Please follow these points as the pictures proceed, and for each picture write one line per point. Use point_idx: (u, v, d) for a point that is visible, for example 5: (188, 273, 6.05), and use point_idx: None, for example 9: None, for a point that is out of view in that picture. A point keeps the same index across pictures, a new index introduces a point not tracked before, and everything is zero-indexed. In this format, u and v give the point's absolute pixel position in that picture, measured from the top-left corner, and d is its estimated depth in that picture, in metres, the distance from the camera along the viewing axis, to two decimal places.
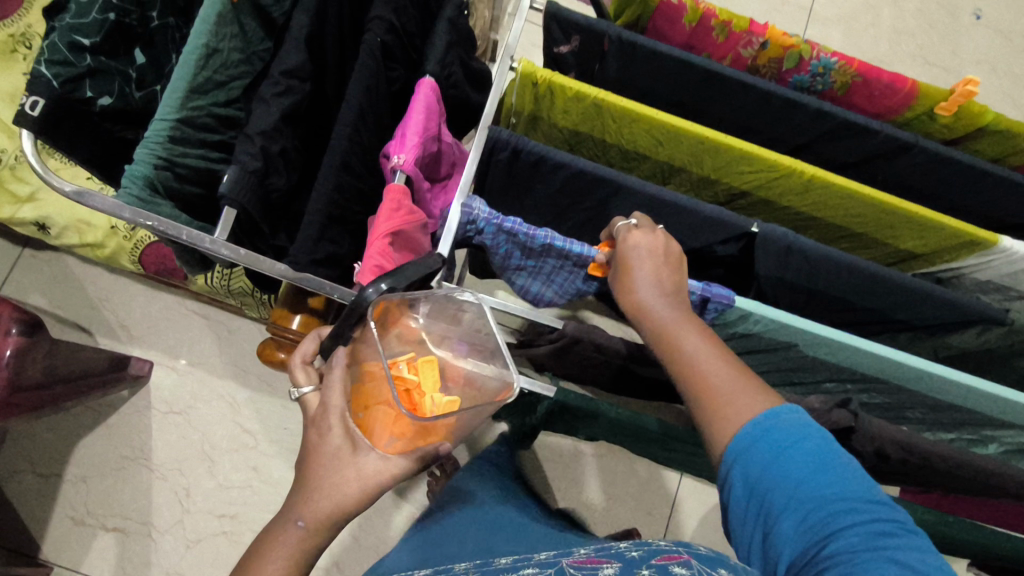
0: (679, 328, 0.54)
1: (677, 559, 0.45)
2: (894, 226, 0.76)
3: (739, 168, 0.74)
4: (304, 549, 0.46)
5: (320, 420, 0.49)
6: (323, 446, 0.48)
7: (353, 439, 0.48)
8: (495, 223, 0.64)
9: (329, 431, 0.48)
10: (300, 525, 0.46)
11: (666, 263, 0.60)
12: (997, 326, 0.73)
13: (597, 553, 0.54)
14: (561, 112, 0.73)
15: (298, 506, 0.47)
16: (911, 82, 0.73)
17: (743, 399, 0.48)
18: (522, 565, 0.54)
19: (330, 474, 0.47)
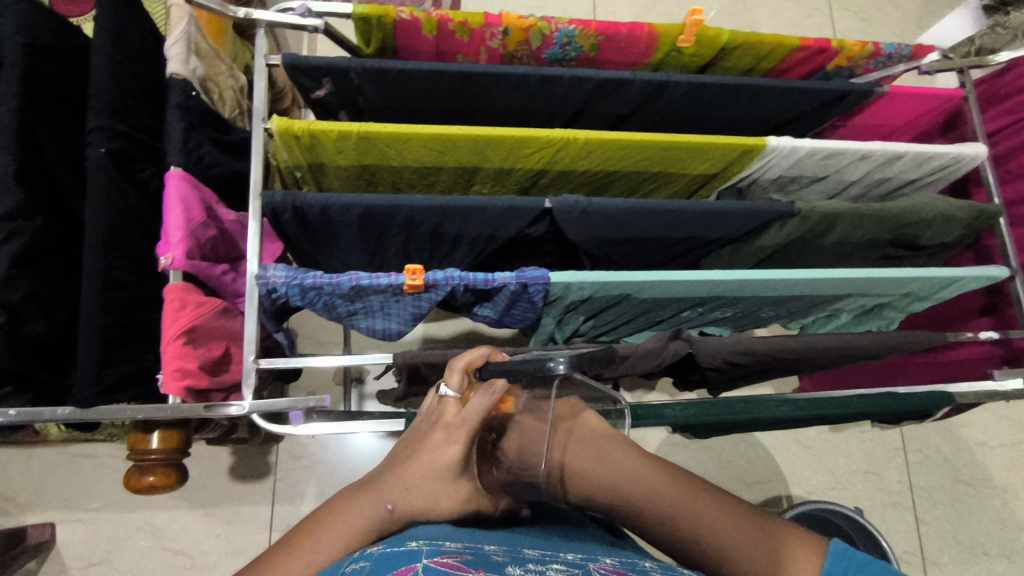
0: (683, 511, 0.50)
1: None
2: (680, 159, 0.81)
3: (521, 152, 0.77)
4: (374, 531, 0.46)
5: (452, 428, 0.53)
6: (435, 460, 0.51)
7: (466, 463, 0.52)
8: (295, 283, 0.64)
9: (452, 442, 0.52)
10: (387, 508, 0.47)
11: (617, 444, 0.56)
12: (789, 218, 0.79)
13: (624, 566, 0.49)
14: (335, 153, 0.73)
15: (392, 491, 0.48)
16: (646, 27, 0.78)
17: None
18: (549, 559, 0.49)
19: (436, 480, 0.50)
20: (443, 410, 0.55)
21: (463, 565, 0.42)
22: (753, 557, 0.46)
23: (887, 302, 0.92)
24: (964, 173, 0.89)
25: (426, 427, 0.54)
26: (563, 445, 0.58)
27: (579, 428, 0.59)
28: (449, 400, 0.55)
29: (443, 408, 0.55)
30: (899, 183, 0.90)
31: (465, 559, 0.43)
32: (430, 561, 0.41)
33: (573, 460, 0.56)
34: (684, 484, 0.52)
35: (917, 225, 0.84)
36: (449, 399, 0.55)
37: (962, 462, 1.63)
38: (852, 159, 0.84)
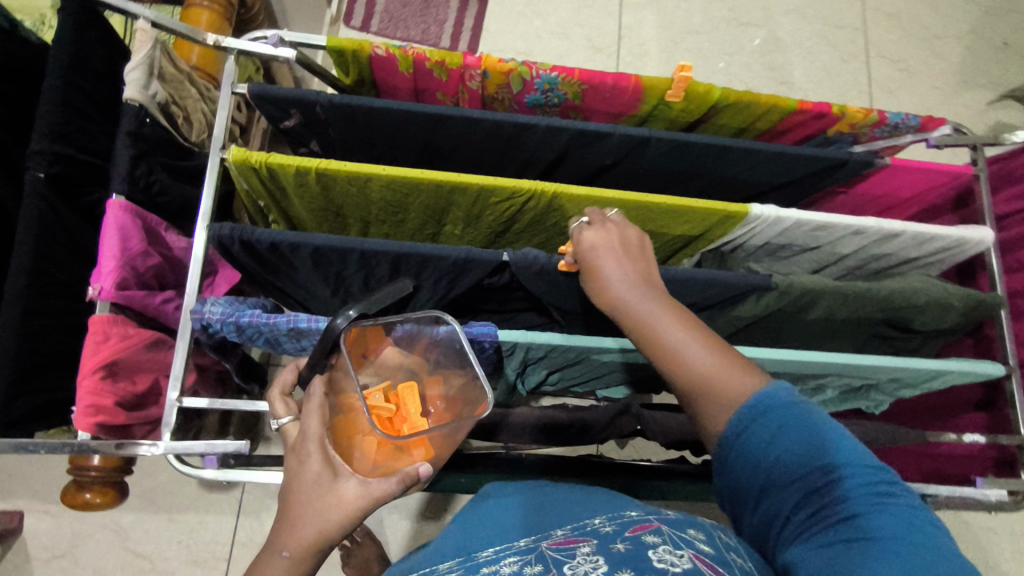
0: (657, 316, 0.60)
1: (649, 531, 0.50)
2: (657, 219, 0.77)
3: (488, 199, 0.74)
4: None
5: (300, 448, 0.57)
6: (303, 481, 0.55)
7: (331, 465, 0.55)
8: (231, 321, 0.62)
9: (308, 459, 0.56)
10: (287, 552, 0.53)
11: (645, 268, 0.65)
12: (765, 291, 0.75)
13: (574, 532, 0.53)
14: (295, 186, 0.71)
15: (285, 538, 0.53)
16: (632, 79, 0.75)
17: (713, 362, 0.56)
18: (502, 554, 0.53)
19: (315, 499, 0.54)
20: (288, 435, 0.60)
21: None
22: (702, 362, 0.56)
23: (874, 385, 0.86)
24: (967, 257, 0.83)
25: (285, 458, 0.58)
26: (605, 243, 0.66)
27: (622, 231, 0.68)
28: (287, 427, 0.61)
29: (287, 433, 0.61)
30: (897, 260, 0.84)
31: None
32: None
33: (614, 271, 0.64)
34: (662, 300, 0.62)
35: (908, 309, 0.78)
36: (288, 427, 0.61)
37: (967, 548, 1.53)
38: (842, 233, 0.79)
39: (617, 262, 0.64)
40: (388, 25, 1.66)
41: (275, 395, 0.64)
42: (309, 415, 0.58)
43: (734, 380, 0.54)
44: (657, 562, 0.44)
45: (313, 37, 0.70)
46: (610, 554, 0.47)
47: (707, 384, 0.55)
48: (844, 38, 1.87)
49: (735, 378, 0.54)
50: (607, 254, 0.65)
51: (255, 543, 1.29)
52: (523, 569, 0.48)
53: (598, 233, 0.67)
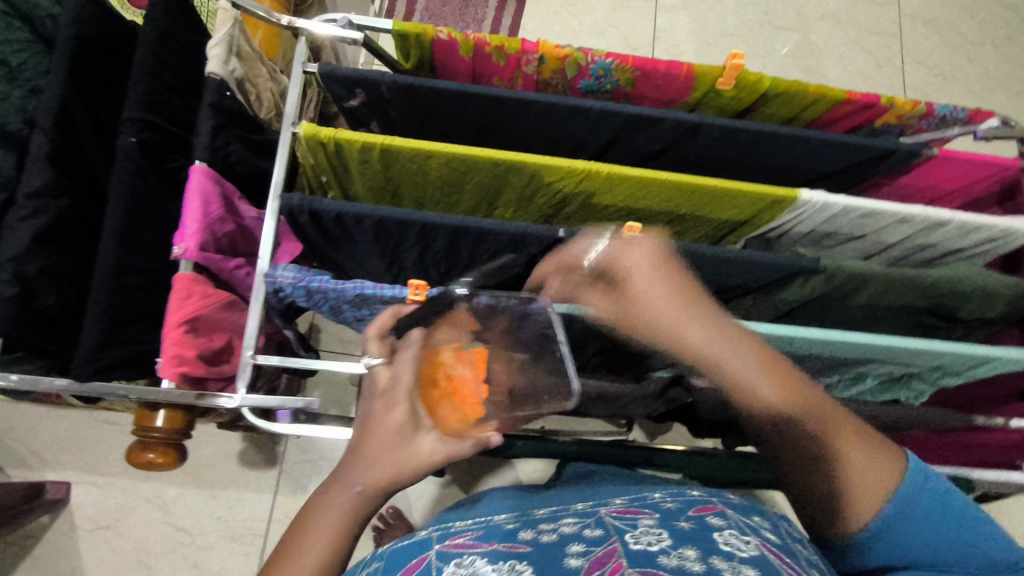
0: (728, 355, 0.56)
1: (712, 513, 0.53)
2: (706, 203, 0.79)
3: (542, 179, 0.76)
4: (354, 514, 0.53)
5: (390, 396, 0.57)
6: (385, 430, 0.55)
7: (414, 419, 0.56)
8: (301, 286, 0.65)
9: (394, 406, 0.56)
10: (357, 490, 0.53)
11: (695, 294, 0.60)
12: (812, 275, 0.76)
13: (634, 503, 0.58)
14: (359, 162, 0.74)
15: (356, 475, 0.53)
16: (685, 67, 0.78)
17: (811, 398, 0.55)
18: (560, 514, 0.59)
19: (392, 448, 0.55)
20: (376, 377, 0.60)
21: (472, 541, 0.52)
22: (850, 467, 0.52)
23: (918, 373, 0.87)
24: (1013, 248, 0.84)
25: (368, 401, 0.59)
26: (644, 252, 0.63)
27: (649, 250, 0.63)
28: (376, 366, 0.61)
29: (376, 375, 0.60)
30: (942, 250, 0.85)
31: (473, 536, 0.54)
32: (441, 548, 0.51)
33: (661, 298, 0.60)
34: (695, 298, 0.60)
35: (955, 297, 0.79)
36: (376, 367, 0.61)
37: None
38: (889, 221, 0.80)
39: (661, 292, 0.60)
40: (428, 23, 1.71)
41: (372, 337, 0.65)
42: (404, 364, 0.59)
43: (867, 469, 0.51)
44: (723, 544, 0.46)
45: (379, 20, 0.74)
46: (673, 529, 0.48)
47: (846, 487, 0.51)
48: (879, 43, 1.88)
49: (866, 458, 0.52)
50: (646, 286, 0.61)
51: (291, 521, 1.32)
52: (585, 531, 0.51)
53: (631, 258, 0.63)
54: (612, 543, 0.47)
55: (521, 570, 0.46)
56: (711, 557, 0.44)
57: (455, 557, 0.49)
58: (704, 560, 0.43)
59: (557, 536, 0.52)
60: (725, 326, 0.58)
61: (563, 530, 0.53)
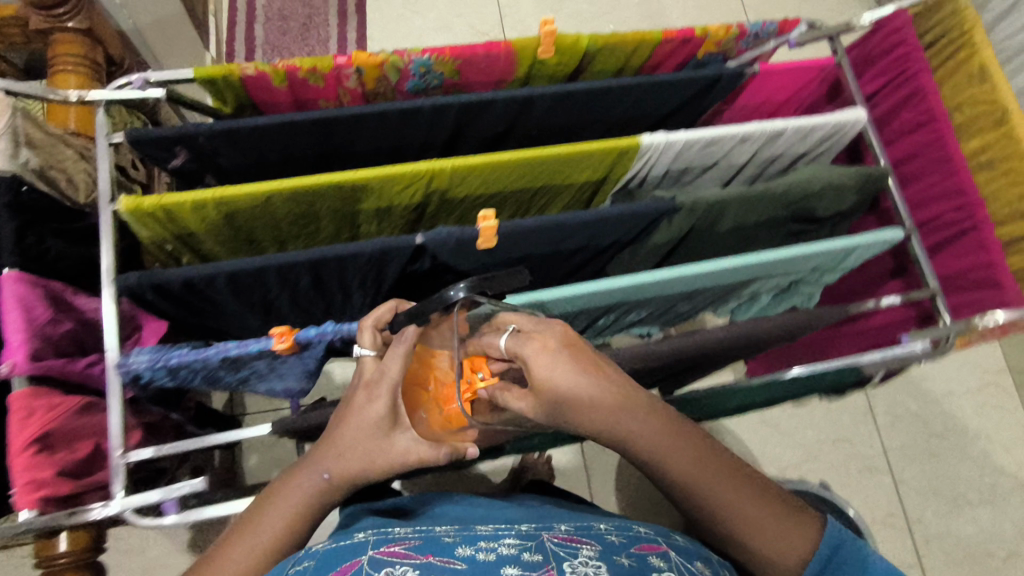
0: (635, 427, 0.53)
1: (654, 552, 0.55)
2: (559, 171, 0.80)
3: (391, 190, 0.75)
4: (313, 498, 0.61)
5: (372, 387, 0.61)
6: (361, 422, 0.60)
7: (391, 416, 0.60)
8: (161, 365, 0.62)
9: (375, 399, 0.60)
10: (325, 477, 0.60)
11: (630, 406, 0.53)
12: (673, 214, 0.78)
13: (579, 531, 0.57)
14: (199, 221, 0.71)
15: (327, 463, 0.60)
16: (502, 44, 0.77)
17: (718, 490, 0.57)
18: (502, 532, 0.55)
19: (366, 439, 0.60)
20: (363, 369, 0.63)
21: (408, 551, 0.51)
22: (771, 545, 0.57)
23: (799, 278, 0.91)
24: (848, 142, 0.89)
25: (352, 388, 0.63)
26: (547, 347, 0.52)
27: (553, 341, 0.53)
28: (364, 360, 0.63)
29: (362, 368, 0.63)
30: (789, 158, 0.89)
31: (410, 545, 0.52)
32: (375, 553, 0.50)
33: (576, 391, 0.51)
34: (616, 404, 0.52)
35: (809, 199, 0.83)
36: (363, 359, 0.63)
37: (932, 415, 1.63)
38: (732, 145, 0.83)
39: (576, 392, 0.51)
40: (272, 54, 1.64)
41: (367, 326, 0.65)
42: (392, 360, 0.61)
43: (779, 541, 0.57)
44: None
45: (176, 72, 0.70)
46: (613, 564, 0.51)
47: (717, 509, 0.57)
48: None
49: (767, 526, 0.57)
50: (549, 379, 0.51)
51: None
52: (523, 554, 0.51)
53: (531, 351, 0.52)
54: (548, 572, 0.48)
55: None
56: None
57: (387, 566, 0.48)
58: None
59: (498, 556, 0.50)
60: (629, 404, 0.53)
61: (503, 549, 0.51)
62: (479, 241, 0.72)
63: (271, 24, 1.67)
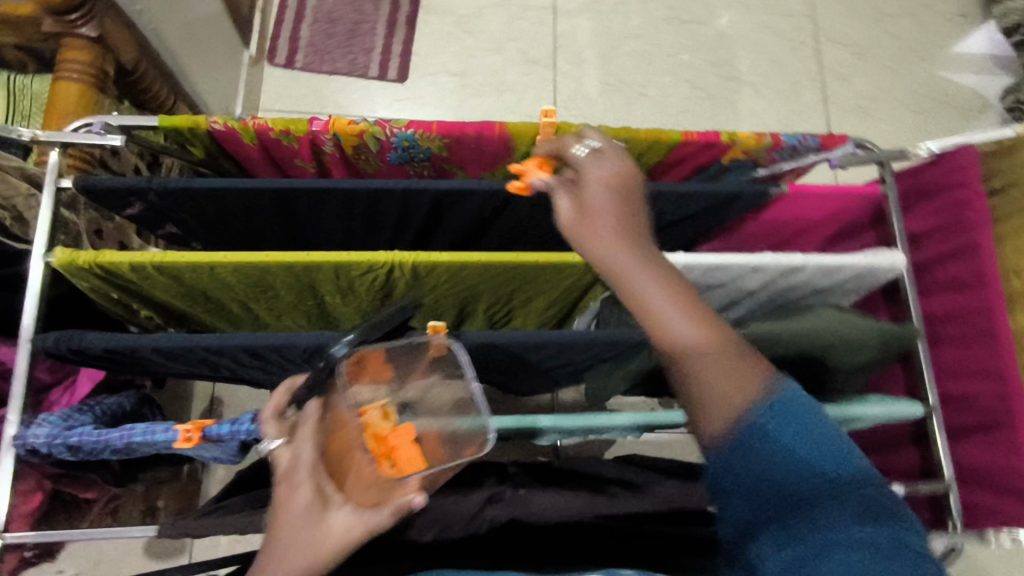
0: (634, 265, 0.53)
1: None
2: (539, 274, 0.72)
3: (349, 273, 0.69)
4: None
5: (290, 477, 0.55)
6: (290, 513, 0.52)
7: (324, 496, 0.53)
8: (57, 443, 0.59)
9: (299, 487, 0.54)
10: None
11: (700, 305, 0.52)
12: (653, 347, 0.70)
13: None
14: (141, 279, 0.67)
15: (274, 567, 0.50)
16: (496, 128, 0.70)
17: (707, 335, 0.50)
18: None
19: (303, 529, 0.52)
20: (278, 461, 0.57)
21: None
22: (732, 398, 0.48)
23: None
24: (880, 283, 0.78)
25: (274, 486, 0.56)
26: (606, 172, 0.59)
27: (614, 164, 0.60)
28: (279, 451, 0.57)
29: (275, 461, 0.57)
30: (808, 291, 0.78)
31: None
32: None
33: (621, 196, 0.58)
34: (661, 269, 0.53)
35: (817, 349, 0.72)
36: (276, 450, 0.57)
37: None
38: (740, 272, 0.73)
39: (610, 217, 0.56)
40: (314, 58, 1.61)
41: (268, 418, 0.60)
42: (302, 443, 0.57)
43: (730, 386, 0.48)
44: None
45: (137, 119, 0.66)
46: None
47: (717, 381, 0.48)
48: (795, 27, 1.79)
49: (724, 370, 0.48)
50: (633, 259, 0.54)
51: None
52: None
53: (591, 166, 0.60)
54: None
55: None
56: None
57: None
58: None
59: None
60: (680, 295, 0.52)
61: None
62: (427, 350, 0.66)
63: (319, 28, 1.64)
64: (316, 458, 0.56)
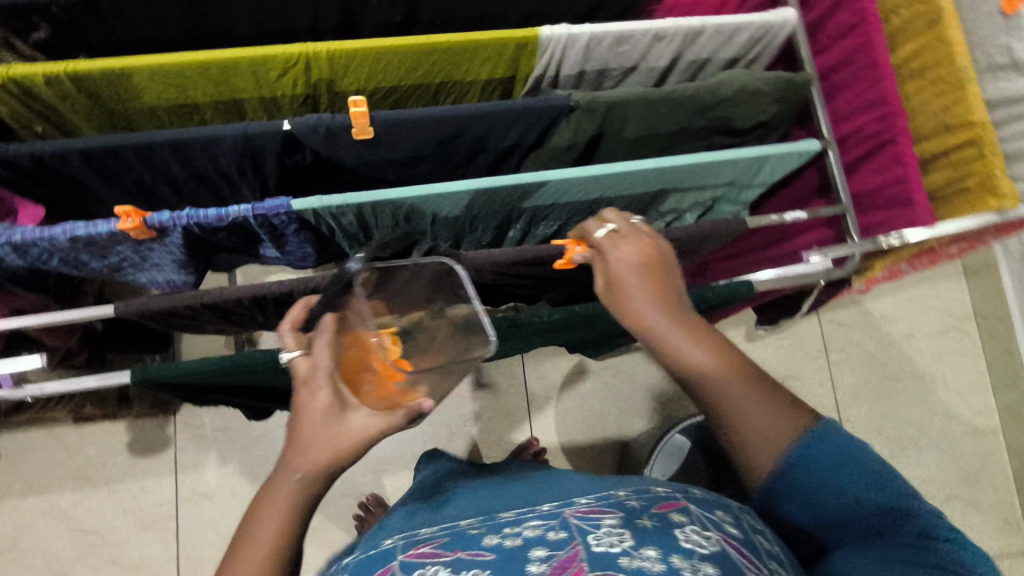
0: None
1: (676, 508, 0.52)
2: (457, 65, 0.75)
3: (269, 77, 0.71)
4: (301, 504, 0.48)
5: (307, 380, 0.49)
6: (310, 415, 0.48)
7: (340, 397, 0.49)
8: (3, 242, 0.61)
9: (320, 390, 0.49)
10: (302, 476, 0.48)
11: None
12: (570, 113, 0.73)
13: (598, 501, 0.55)
14: (59, 97, 0.68)
15: (298, 461, 0.48)
16: None
17: None
18: (524, 516, 0.55)
19: (325, 428, 0.48)
20: (296, 369, 0.51)
21: (437, 549, 0.51)
22: (761, 441, 0.49)
23: (720, 196, 0.85)
24: (779, 46, 0.82)
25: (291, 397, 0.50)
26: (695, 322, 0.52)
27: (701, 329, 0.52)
28: (295, 359, 0.51)
29: (293, 369, 0.51)
30: (709, 60, 0.82)
31: (438, 543, 0.53)
32: (406, 556, 0.51)
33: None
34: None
35: (723, 106, 0.77)
36: (294, 360, 0.51)
37: (890, 356, 1.61)
38: (647, 43, 0.77)
39: None
40: None
41: (285, 331, 0.53)
42: (319, 347, 0.50)
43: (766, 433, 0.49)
44: (683, 541, 0.48)
45: None
46: (635, 529, 0.49)
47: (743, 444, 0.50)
48: None
49: (761, 425, 0.49)
50: None
51: (198, 496, 1.33)
52: (548, 534, 0.50)
53: None
54: (574, 548, 0.47)
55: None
56: (671, 555, 0.46)
57: (418, 568, 0.49)
58: (664, 560, 0.45)
59: (522, 541, 0.50)
60: None
61: (527, 533, 0.51)
62: (353, 133, 0.68)
63: None
64: (337, 362, 0.50)
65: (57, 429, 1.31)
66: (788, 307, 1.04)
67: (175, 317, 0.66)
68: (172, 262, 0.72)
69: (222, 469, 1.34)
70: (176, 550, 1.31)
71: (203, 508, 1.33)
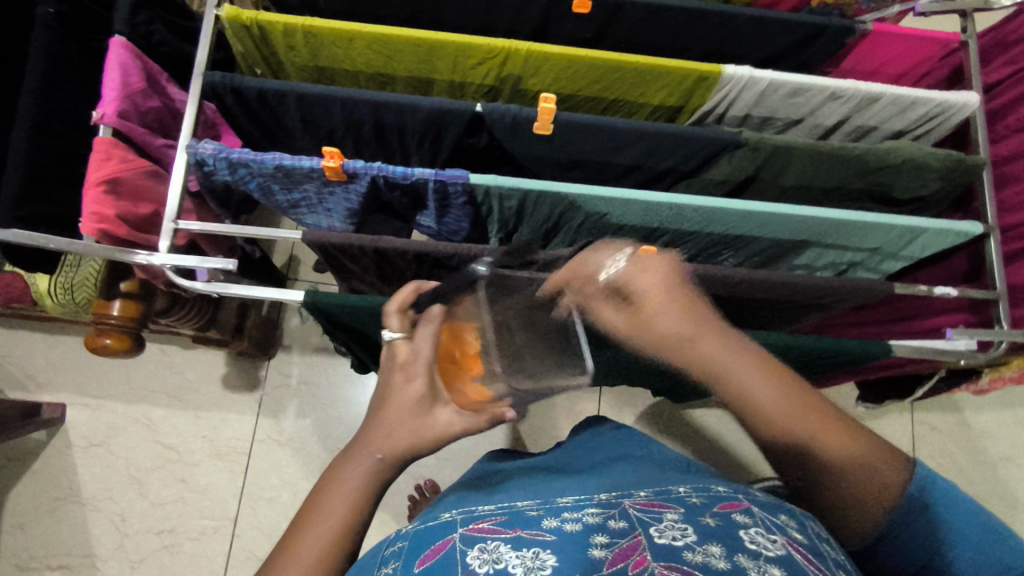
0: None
1: (739, 508, 0.47)
2: (637, 85, 0.79)
3: (466, 64, 0.77)
4: (374, 480, 0.52)
5: (407, 367, 0.57)
6: (403, 401, 0.55)
7: (432, 393, 0.56)
8: (222, 158, 0.69)
9: (414, 378, 0.56)
10: (379, 458, 0.52)
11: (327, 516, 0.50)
12: (736, 150, 0.76)
13: (658, 496, 0.52)
14: (287, 46, 0.76)
15: (376, 443, 0.53)
16: None
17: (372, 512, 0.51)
18: (582, 503, 0.52)
19: (409, 418, 0.54)
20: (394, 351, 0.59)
21: (496, 527, 0.49)
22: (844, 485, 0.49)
23: (860, 261, 0.85)
24: (951, 127, 0.83)
25: (386, 373, 0.58)
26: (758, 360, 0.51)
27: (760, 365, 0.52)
28: (399, 343, 0.59)
29: (392, 352, 0.59)
30: (876, 128, 0.83)
31: (496, 522, 0.50)
32: (466, 532, 0.49)
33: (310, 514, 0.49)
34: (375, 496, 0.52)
35: (886, 172, 0.78)
36: (397, 342, 0.59)
37: (983, 476, 1.52)
38: (821, 100, 0.79)
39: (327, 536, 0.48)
40: None
41: (394, 312, 0.61)
42: (425, 339, 0.59)
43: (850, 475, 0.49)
44: (750, 540, 0.43)
45: None
46: (699, 524, 0.45)
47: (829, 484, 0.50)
48: None
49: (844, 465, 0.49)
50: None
51: (271, 441, 1.40)
52: (607, 522, 0.48)
53: None
54: (636, 538, 0.45)
55: (545, 559, 0.43)
56: (736, 555, 0.41)
57: (478, 543, 0.46)
58: (729, 557, 0.41)
59: (580, 529, 0.47)
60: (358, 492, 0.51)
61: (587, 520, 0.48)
62: (534, 126, 0.74)
63: None
64: (434, 355, 0.58)
65: (165, 349, 1.42)
66: (900, 390, 1.02)
67: (349, 256, 0.72)
68: (345, 209, 0.79)
69: (299, 421, 1.41)
70: (241, 485, 1.37)
71: (273, 453, 1.39)
